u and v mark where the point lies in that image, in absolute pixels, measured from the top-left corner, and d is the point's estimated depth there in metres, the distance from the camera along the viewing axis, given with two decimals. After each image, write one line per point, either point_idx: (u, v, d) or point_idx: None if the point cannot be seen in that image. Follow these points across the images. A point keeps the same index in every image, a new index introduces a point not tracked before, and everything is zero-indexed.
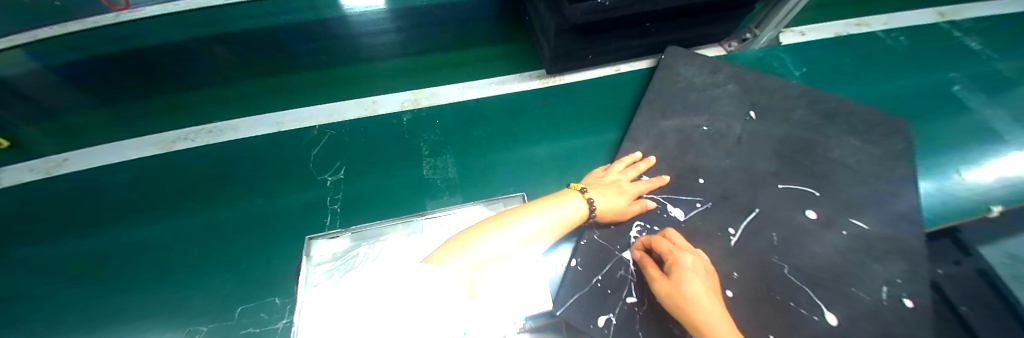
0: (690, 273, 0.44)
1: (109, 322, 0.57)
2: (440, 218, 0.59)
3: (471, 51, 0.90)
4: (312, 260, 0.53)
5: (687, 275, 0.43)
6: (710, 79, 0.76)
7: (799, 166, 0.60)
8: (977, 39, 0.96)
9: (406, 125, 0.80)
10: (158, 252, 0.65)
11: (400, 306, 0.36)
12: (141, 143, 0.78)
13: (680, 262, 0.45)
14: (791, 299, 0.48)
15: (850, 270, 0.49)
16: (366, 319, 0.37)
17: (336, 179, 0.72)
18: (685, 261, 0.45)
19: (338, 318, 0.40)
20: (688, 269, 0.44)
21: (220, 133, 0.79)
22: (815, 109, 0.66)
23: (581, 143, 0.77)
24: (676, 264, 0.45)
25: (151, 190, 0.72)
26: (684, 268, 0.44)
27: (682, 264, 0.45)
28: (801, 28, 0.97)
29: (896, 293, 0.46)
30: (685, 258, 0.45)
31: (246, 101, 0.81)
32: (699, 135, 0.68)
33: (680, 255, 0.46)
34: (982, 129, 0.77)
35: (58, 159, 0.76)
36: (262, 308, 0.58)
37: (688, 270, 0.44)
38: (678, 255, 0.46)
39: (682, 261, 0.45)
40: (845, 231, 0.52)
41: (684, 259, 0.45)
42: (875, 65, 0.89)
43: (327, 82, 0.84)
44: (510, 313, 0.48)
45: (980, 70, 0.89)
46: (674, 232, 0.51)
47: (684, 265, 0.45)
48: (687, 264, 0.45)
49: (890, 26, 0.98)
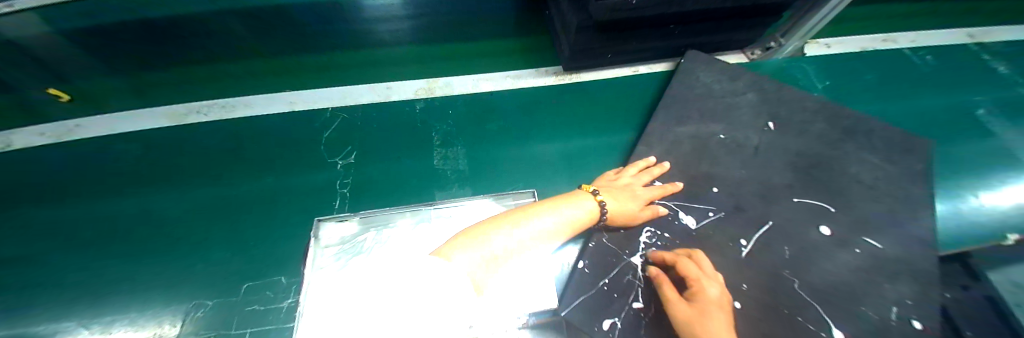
0: (715, 305, 0.43)
1: (116, 289, 0.58)
2: (450, 208, 0.58)
3: (489, 42, 0.89)
4: (321, 242, 0.53)
5: (712, 308, 0.43)
6: (729, 86, 0.75)
7: (815, 181, 0.59)
8: (1005, 63, 0.93)
9: (418, 113, 0.80)
10: (165, 223, 0.65)
11: (397, 304, 0.34)
12: (153, 114, 0.79)
13: (705, 292, 0.44)
14: (798, 313, 0.47)
15: (863, 289, 0.47)
16: (365, 316, 0.35)
17: (347, 163, 0.72)
18: (710, 293, 0.44)
19: (338, 318, 0.38)
20: (712, 300, 0.44)
21: (233, 108, 0.80)
22: (836, 124, 0.64)
23: (593, 142, 0.76)
24: (701, 293, 0.44)
25: (162, 163, 0.72)
26: (710, 300, 0.43)
27: (707, 295, 0.44)
28: (826, 40, 0.95)
29: (906, 314, 0.45)
30: (711, 289, 0.45)
31: (262, 79, 0.83)
32: (713, 143, 0.67)
33: (706, 284, 0.45)
34: (1003, 154, 0.75)
35: (70, 124, 0.77)
36: (268, 286, 0.58)
37: (712, 302, 0.43)
38: (704, 284, 0.45)
39: (708, 292, 0.44)
40: (859, 249, 0.51)
41: (709, 290, 0.45)
42: (898, 83, 0.87)
43: (344, 67, 0.85)
44: (514, 308, 0.47)
45: (1007, 95, 0.86)
46: (702, 255, 0.50)
47: (709, 296, 0.44)
48: (712, 296, 0.44)
49: (917, 44, 0.96)
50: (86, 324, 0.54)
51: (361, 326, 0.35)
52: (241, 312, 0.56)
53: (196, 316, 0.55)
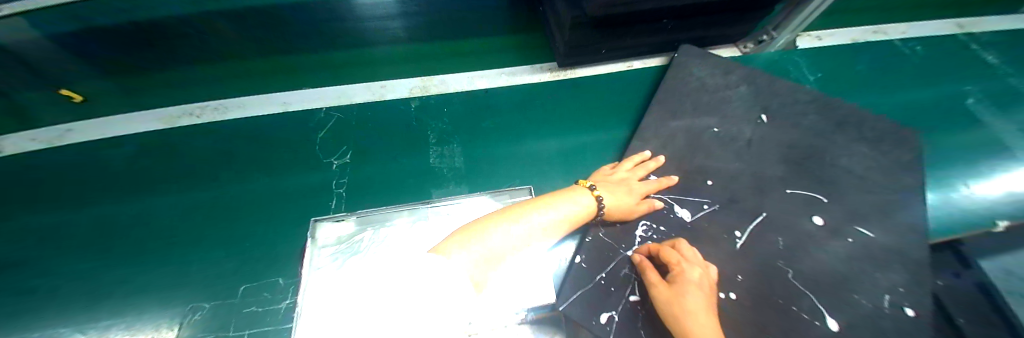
0: (693, 286, 0.44)
1: (111, 294, 0.57)
2: (446, 206, 0.58)
3: (482, 40, 0.89)
4: (317, 243, 0.52)
5: (689, 288, 0.43)
6: (722, 80, 0.75)
7: (808, 172, 0.59)
8: (992, 53, 0.94)
9: (414, 112, 0.80)
10: (161, 227, 0.65)
11: (395, 306, 0.35)
12: (147, 117, 0.78)
13: (685, 274, 0.45)
14: (792, 303, 0.48)
15: (856, 278, 0.48)
16: (365, 317, 0.36)
17: (343, 163, 0.72)
18: (691, 275, 0.45)
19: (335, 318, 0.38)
20: (692, 282, 0.44)
21: (226, 110, 0.79)
22: (828, 115, 0.65)
23: (589, 138, 0.76)
24: (680, 275, 0.45)
25: (155, 166, 0.72)
26: (689, 281, 0.44)
27: (687, 276, 0.44)
28: (818, 33, 0.96)
29: (898, 302, 0.45)
30: (692, 272, 0.45)
31: (258, 77, 0.82)
32: (708, 137, 0.68)
33: (687, 267, 0.46)
34: (992, 143, 0.76)
35: (61, 129, 0.76)
36: (266, 287, 0.58)
37: (692, 283, 0.44)
38: (685, 267, 0.46)
39: (688, 275, 0.45)
40: (851, 239, 0.51)
41: (690, 273, 0.45)
42: (888, 74, 0.88)
43: (339, 67, 0.84)
44: (510, 304, 0.48)
45: (995, 85, 0.87)
46: (686, 243, 0.51)
47: (689, 277, 0.45)
48: (692, 278, 0.44)
49: (907, 36, 0.97)
50: (83, 329, 0.54)
51: (362, 327, 0.35)
52: (240, 314, 0.55)
53: (193, 320, 0.55)
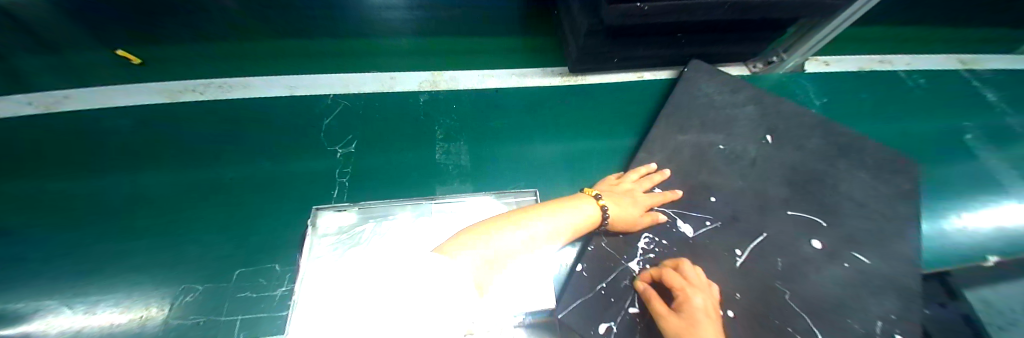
0: (702, 314, 0.42)
1: (99, 270, 0.56)
2: (450, 203, 0.58)
3: (493, 39, 0.89)
4: (318, 231, 0.51)
5: (700, 317, 0.42)
6: (730, 98, 0.76)
7: (811, 195, 0.60)
8: (992, 91, 0.96)
9: (423, 106, 0.79)
10: (156, 205, 0.64)
11: (388, 305, 0.33)
12: (148, 90, 0.76)
13: (691, 301, 0.43)
14: (788, 324, 0.48)
15: (850, 303, 0.48)
16: (359, 316, 0.34)
17: (347, 152, 0.71)
18: (697, 301, 0.44)
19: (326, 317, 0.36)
20: (700, 309, 0.43)
21: (229, 89, 0.77)
22: (832, 139, 0.65)
23: (595, 145, 0.77)
24: (687, 302, 0.44)
25: (155, 142, 0.70)
26: (697, 308, 0.43)
27: (694, 304, 0.43)
28: (826, 58, 0.97)
29: (890, 329, 0.45)
30: (697, 298, 0.44)
31: (261, 60, 0.80)
32: (712, 153, 0.68)
33: (692, 292, 0.45)
34: (986, 178, 0.78)
35: (59, 95, 0.74)
36: (261, 273, 0.57)
37: (700, 311, 0.43)
38: (690, 293, 0.45)
39: (694, 301, 0.44)
40: (848, 264, 0.51)
41: (695, 298, 0.44)
42: (891, 104, 0.90)
43: (357, 53, 0.84)
44: (510, 306, 0.44)
45: (993, 122, 0.89)
46: (688, 264, 0.50)
47: (696, 305, 0.43)
48: (699, 305, 0.43)
49: (911, 67, 0.99)
50: (70, 303, 0.53)
51: (352, 326, 0.34)
52: (234, 299, 0.55)
53: (185, 302, 0.54)
